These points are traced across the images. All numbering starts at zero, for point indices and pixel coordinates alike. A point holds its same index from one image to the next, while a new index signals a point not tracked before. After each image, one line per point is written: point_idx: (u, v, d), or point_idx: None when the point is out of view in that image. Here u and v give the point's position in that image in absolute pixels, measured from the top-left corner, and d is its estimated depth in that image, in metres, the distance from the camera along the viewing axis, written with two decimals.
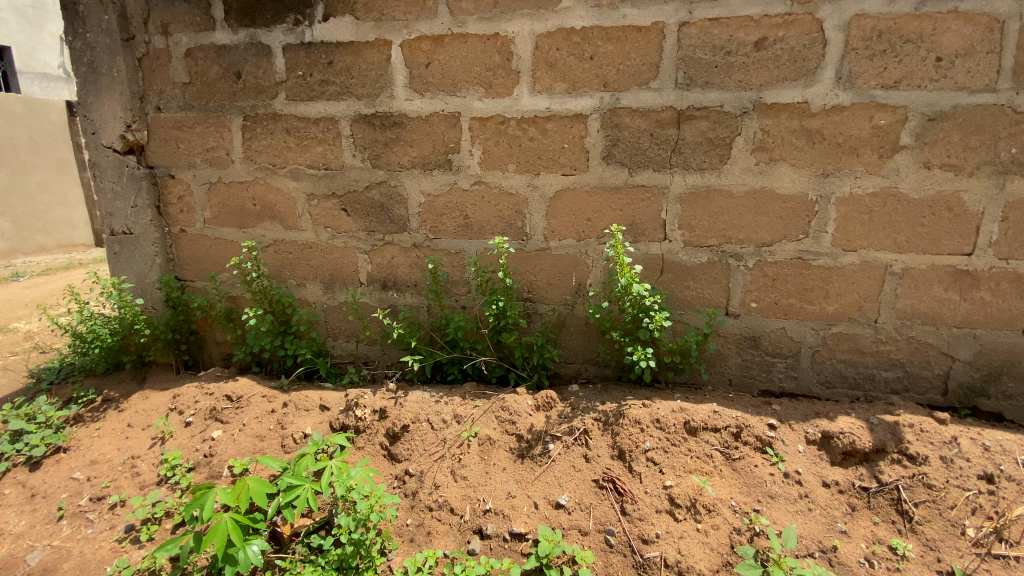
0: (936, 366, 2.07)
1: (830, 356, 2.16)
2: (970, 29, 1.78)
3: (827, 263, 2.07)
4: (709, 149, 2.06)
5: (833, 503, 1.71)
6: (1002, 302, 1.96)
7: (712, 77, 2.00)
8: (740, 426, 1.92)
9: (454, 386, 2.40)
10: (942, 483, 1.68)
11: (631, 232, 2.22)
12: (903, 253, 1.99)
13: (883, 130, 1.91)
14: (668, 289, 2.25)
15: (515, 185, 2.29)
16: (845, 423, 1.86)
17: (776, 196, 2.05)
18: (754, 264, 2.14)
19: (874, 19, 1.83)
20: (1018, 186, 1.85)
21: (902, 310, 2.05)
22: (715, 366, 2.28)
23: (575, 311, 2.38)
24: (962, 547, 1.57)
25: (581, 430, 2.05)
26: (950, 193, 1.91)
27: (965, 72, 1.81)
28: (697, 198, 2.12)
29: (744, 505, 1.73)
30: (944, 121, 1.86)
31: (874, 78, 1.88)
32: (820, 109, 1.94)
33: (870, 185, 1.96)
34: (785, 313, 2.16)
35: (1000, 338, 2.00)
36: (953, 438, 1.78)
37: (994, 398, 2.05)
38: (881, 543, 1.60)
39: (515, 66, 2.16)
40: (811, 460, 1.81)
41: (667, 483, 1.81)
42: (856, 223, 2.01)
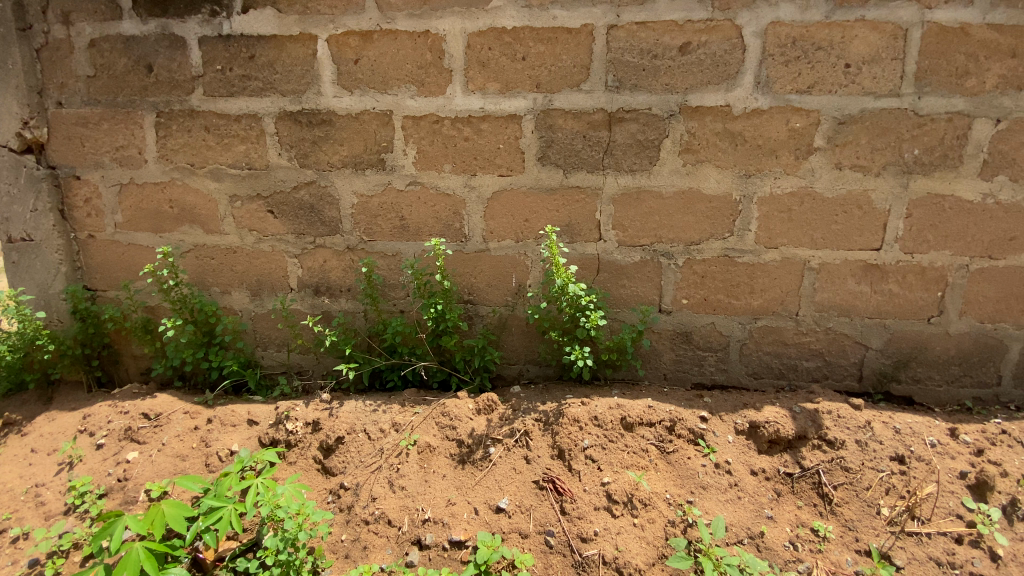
0: (852, 355, 2.20)
1: (757, 348, 2.25)
2: (876, 37, 1.90)
3: (751, 260, 2.16)
4: (640, 151, 2.10)
5: (760, 490, 1.77)
6: (908, 293, 2.11)
7: (640, 80, 2.04)
8: (673, 419, 1.96)
9: (393, 393, 2.32)
10: (858, 465, 1.78)
11: (567, 232, 2.23)
12: (819, 249, 2.11)
13: (799, 132, 2.01)
14: (604, 288, 2.27)
15: (451, 185, 2.24)
16: (770, 412, 1.94)
17: (702, 197, 2.12)
18: (685, 262, 2.20)
19: (788, 26, 1.93)
20: (918, 185, 2.00)
21: (820, 303, 2.17)
22: (651, 362, 2.33)
23: (516, 312, 2.36)
24: (877, 526, 1.66)
25: (522, 431, 2.02)
26: (860, 192, 2.03)
27: (871, 78, 1.94)
28: (629, 199, 2.16)
29: (678, 497, 1.77)
30: (854, 124, 1.98)
31: (790, 83, 1.97)
32: (741, 113, 2.02)
33: (788, 185, 2.06)
34: (714, 308, 2.24)
35: (907, 326, 2.15)
36: (867, 422, 1.88)
37: (904, 382, 2.20)
38: (804, 526, 1.68)
39: (447, 65, 2.11)
40: (740, 449, 1.87)
41: (605, 480, 1.82)
42: (777, 221, 2.10)
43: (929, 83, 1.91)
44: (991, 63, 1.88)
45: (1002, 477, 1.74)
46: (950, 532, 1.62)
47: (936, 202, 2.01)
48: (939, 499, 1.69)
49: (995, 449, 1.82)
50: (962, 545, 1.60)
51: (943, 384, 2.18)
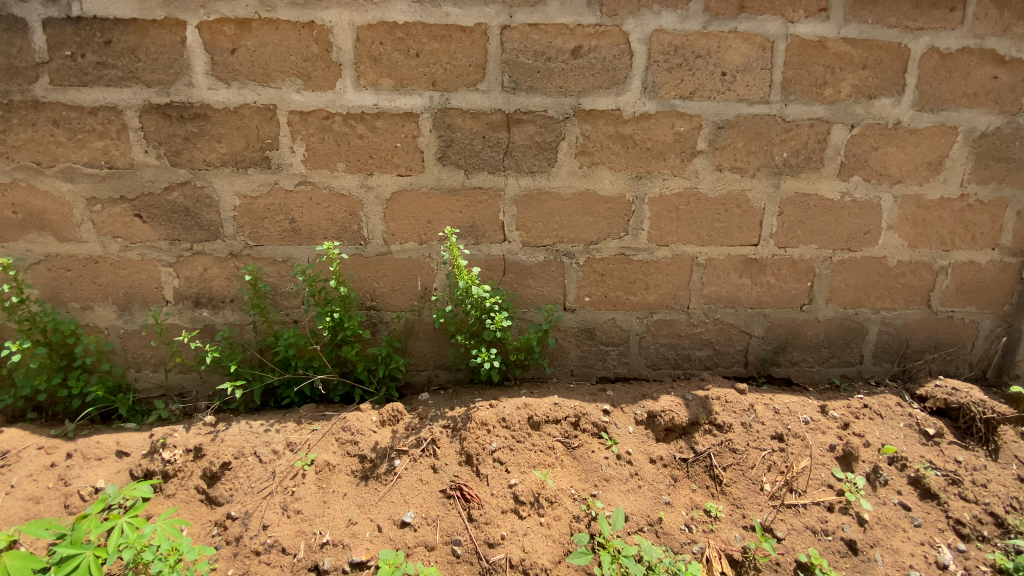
0: (738, 343, 2.37)
1: (654, 341, 2.35)
2: (747, 48, 2.05)
3: (645, 258, 2.25)
4: (538, 153, 2.11)
5: (658, 477, 1.84)
6: (783, 284, 2.30)
7: (536, 82, 2.04)
8: (578, 415, 1.98)
9: (289, 410, 2.16)
10: (744, 446, 1.88)
11: (471, 233, 2.19)
12: (705, 246, 2.24)
13: (684, 136, 2.12)
14: (509, 288, 2.26)
15: (345, 185, 2.10)
16: (667, 401, 2.03)
17: (599, 198, 2.17)
18: (585, 261, 2.25)
19: (670, 34, 2.02)
20: (787, 185, 2.19)
21: (708, 296, 2.30)
22: (558, 360, 2.35)
23: (423, 316, 2.25)
24: (761, 501, 1.76)
25: (428, 440, 1.94)
26: (738, 192, 2.19)
27: (744, 86, 2.09)
28: (531, 200, 2.16)
29: (582, 492, 1.78)
30: (731, 128, 2.12)
31: (673, 89, 2.08)
32: (631, 117, 2.09)
33: (675, 186, 2.17)
34: (614, 304, 2.30)
35: (784, 314, 2.34)
36: (750, 405, 2.01)
37: (783, 365, 2.40)
38: (698, 508, 1.75)
39: (335, 59, 1.99)
40: (640, 439, 1.94)
41: (512, 482, 1.79)
42: (667, 221, 2.21)
43: (794, 92, 2.10)
44: (844, 75, 2.09)
45: (864, 446, 1.90)
46: (823, 501, 1.75)
47: (803, 201, 2.21)
48: (813, 471, 1.82)
49: (858, 422, 2.00)
50: (833, 512, 1.73)
51: (815, 365, 2.40)
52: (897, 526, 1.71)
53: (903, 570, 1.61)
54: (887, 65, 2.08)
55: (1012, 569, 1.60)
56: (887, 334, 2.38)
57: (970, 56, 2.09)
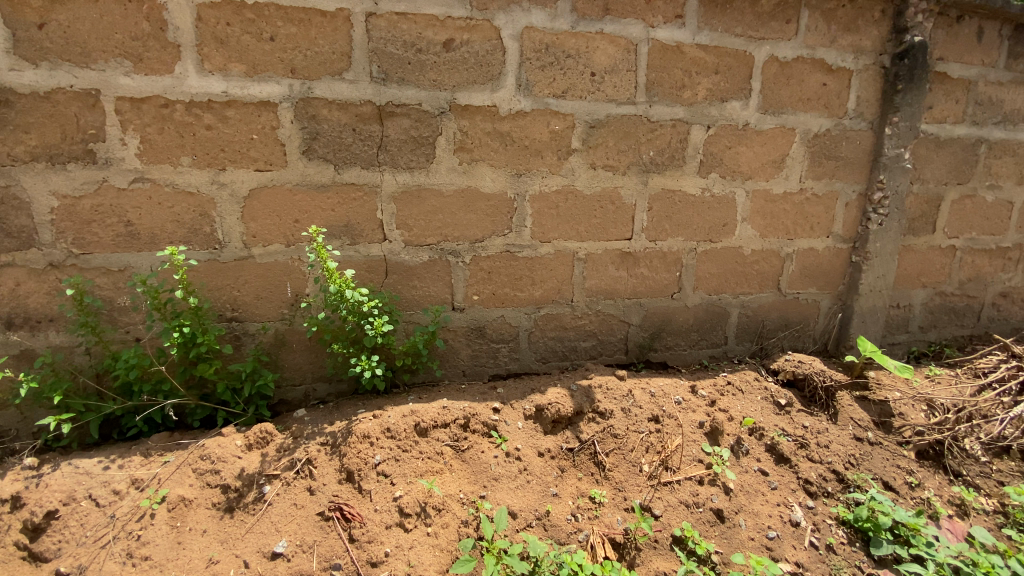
0: (619, 332, 2.47)
1: (542, 335, 2.38)
2: (614, 49, 2.13)
3: (529, 254, 2.26)
4: (415, 148, 2.00)
5: (546, 470, 1.84)
6: (657, 275, 2.44)
7: (407, 73, 1.94)
8: (467, 416, 1.93)
9: (137, 442, 1.88)
10: (624, 430, 1.96)
11: (346, 233, 2.02)
12: (584, 241, 2.31)
13: (559, 134, 2.15)
14: (393, 290, 2.12)
15: (193, 181, 1.87)
16: (553, 394, 2.06)
17: (481, 195, 2.12)
18: (471, 260, 2.18)
19: (541, 32, 2.03)
20: (655, 182, 2.32)
21: (590, 290, 2.37)
22: (448, 362, 2.28)
23: (295, 325, 2.07)
24: (640, 482, 1.83)
25: (304, 460, 1.79)
26: (612, 189, 2.28)
27: (612, 86, 2.17)
28: (410, 197, 2.05)
29: (471, 495, 1.73)
30: (602, 128, 2.20)
31: (547, 87, 2.09)
32: (507, 113, 2.07)
33: (554, 183, 2.20)
34: (502, 302, 2.28)
35: (658, 303, 2.48)
36: (629, 391, 2.11)
37: (660, 350, 2.55)
38: (584, 496, 1.78)
39: (173, 39, 1.75)
40: (528, 434, 1.94)
41: (396, 494, 1.68)
42: (547, 217, 2.23)
43: (657, 93, 2.22)
44: (700, 79, 2.25)
45: (728, 421, 2.05)
46: (694, 476, 1.85)
47: (669, 196, 2.35)
48: (686, 448, 1.93)
49: (723, 398, 2.17)
50: (704, 485, 1.83)
51: (688, 348, 2.58)
52: (757, 491, 1.85)
53: (762, 531, 1.73)
54: (735, 71, 2.28)
55: (852, 520, 1.77)
56: (747, 316, 2.62)
57: (802, 65, 2.35)
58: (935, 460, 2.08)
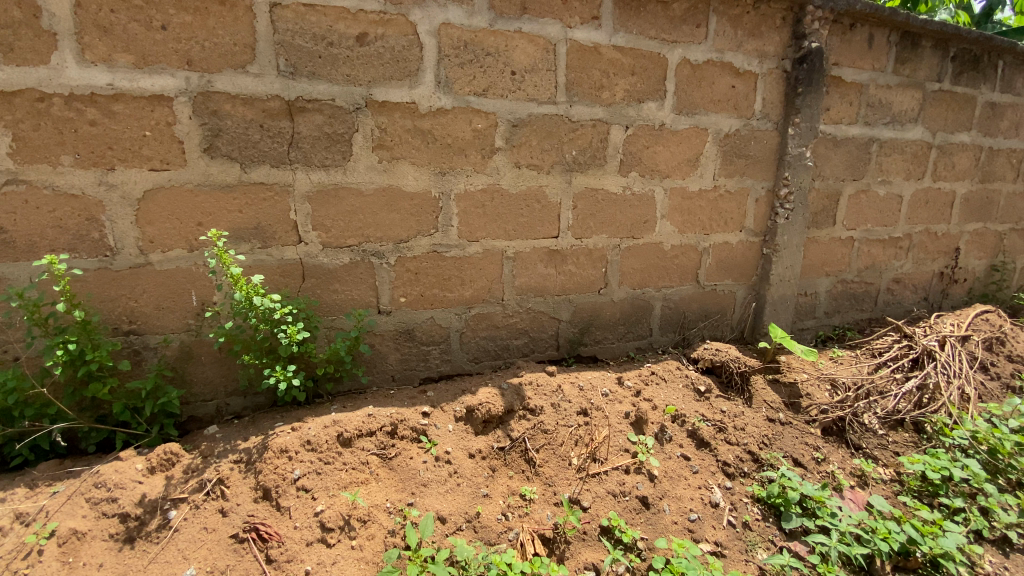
0: (549, 328, 2.49)
1: (474, 335, 2.32)
2: (533, 49, 2.12)
3: (458, 254, 2.20)
4: (330, 145, 1.92)
5: (477, 471, 1.81)
6: (583, 271, 2.48)
7: (318, 68, 1.85)
8: (394, 423, 1.87)
9: (20, 473, 1.69)
10: (554, 426, 1.97)
11: (257, 236, 1.91)
12: (512, 240, 2.29)
13: (482, 133, 2.11)
14: (311, 295, 2.01)
15: (77, 183, 1.70)
16: (484, 394, 2.04)
17: (403, 194, 2.04)
18: (396, 261, 2.10)
19: (458, 29, 1.98)
20: (579, 181, 2.35)
21: (520, 288, 2.36)
22: (375, 367, 2.17)
23: (203, 336, 1.93)
24: (570, 476, 1.84)
25: (215, 480, 1.67)
26: (537, 188, 2.28)
27: (533, 86, 2.16)
28: (326, 197, 1.95)
29: (398, 503, 1.66)
30: (525, 127, 2.18)
31: (467, 84, 2.04)
32: (427, 110, 2.00)
33: (479, 182, 2.16)
34: (431, 303, 2.20)
35: (586, 299, 2.53)
36: (558, 386, 2.13)
37: (589, 344, 2.59)
38: (514, 494, 1.77)
39: (46, 25, 1.58)
40: (459, 436, 1.90)
41: (318, 509, 1.60)
42: (474, 216, 2.19)
43: (577, 93, 2.25)
44: (617, 79, 2.31)
45: (652, 409, 2.13)
46: (620, 465, 1.90)
47: (592, 195, 2.40)
48: (613, 438, 1.98)
49: (648, 387, 2.25)
50: (630, 474, 1.88)
51: (616, 341, 2.65)
52: (680, 475, 1.92)
53: (684, 514, 1.79)
54: (650, 72, 2.36)
55: (765, 497, 1.88)
56: (669, 309, 2.73)
57: (711, 68, 2.47)
58: (838, 435, 2.25)
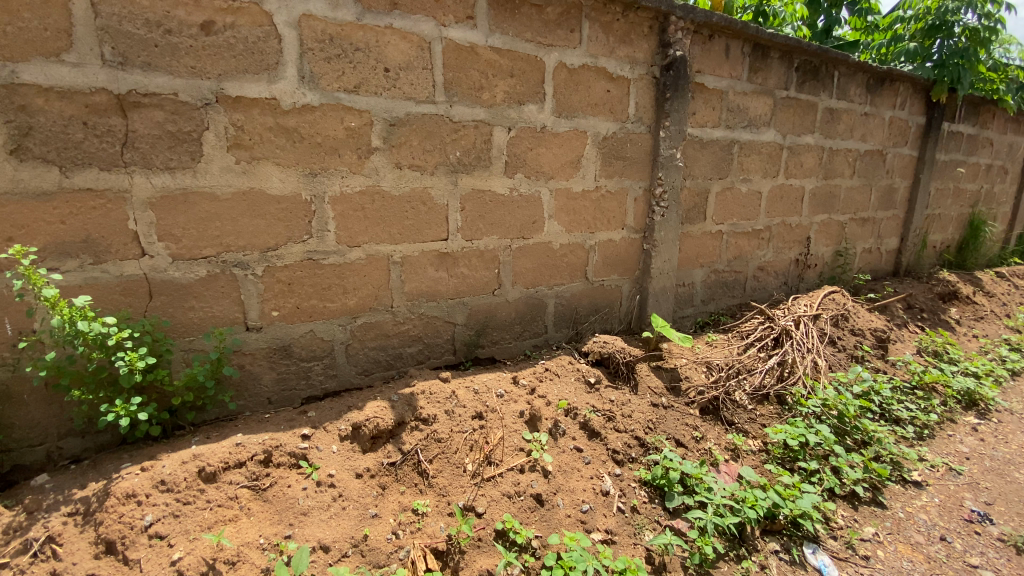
0: (445, 333, 2.40)
1: (361, 346, 2.18)
2: (407, 45, 2.03)
3: (337, 261, 2.05)
4: (174, 145, 1.71)
5: (365, 491, 1.70)
6: (476, 274, 2.43)
7: (154, 58, 1.64)
8: (268, 450, 1.71)
9: None
10: (447, 433, 1.91)
11: (87, 251, 1.65)
12: (398, 244, 2.17)
13: (356, 132, 1.99)
14: (161, 314, 1.79)
15: None
16: (371, 409, 1.92)
17: (267, 197, 1.87)
18: (264, 271, 1.92)
19: (322, 22, 1.85)
20: (465, 182, 2.28)
21: (410, 293, 2.25)
22: (247, 391, 1.98)
23: (22, 371, 1.63)
24: (464, 483, 1.79)
25: (42, 539, 1.42)
26: (422, 189, 2.17)
27: (409, 84, 2.06)
28: (174, 203, 1.74)
29: (273, 537, 1.51)
30: (403, 126, 2.08)
31: (335, 80, 1.91)
32: (291, 107, 1.85)
33: (356, 184, 2.03)
34: (309, 315, 2.04)
35: (480, 301, 2.48)
36: (452, 392, 2.06)
37: (486, 346, 2.56)
38: (406, 510, 1.67)
39: None
40: (344, 456, 1.78)
41: (174, 557, 1.40)
42: (354, 220, 2.05)
43: (456, 93, 2.18)
44: (496, 81, 2.29)
45: (545, 406, 2.15)
46: (515, 465, 1.89)
47: (480, 196, 2.35)
48: (507, 439, 1.96)
49: (541, 384, 2.28)
50: (524, 473, 1.87)
51: (512, 341, 2.64)
52: (573, 468, 1.95)
53: (577, 506, 1.82)
54: (529, 75, 2.38)
55: (651, 479, 1.96)
56: (562, 306, 2.79)
57: (586, 72, 2.56)
58: (714, 413, 2.42)
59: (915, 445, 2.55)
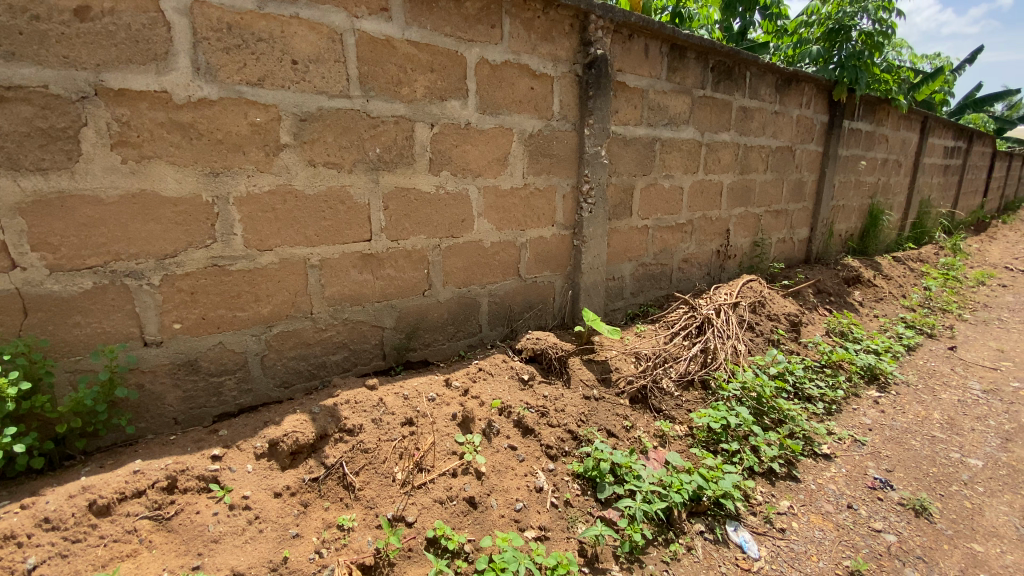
0: (372, 338, 2.31)
1: (279, 357, 2.06)
2: (316, 37, 1.93)
3: (246, 266, 1.92)
4: (47, 143, 1.53)
5: (284, 511, 1.60)
6: (403, 275, 2.35)
7: (18, 46, 1.46)
8: (173, 475, 1.58)
9: None
10: (374, 443, 1.83)
11: None
12: (316, 246, 2.06)
13: (262, 128, 1.87)
14: (39, 333, 1.60)
15: None
16: (290, 423, 1.81)
17: (161, 200, 1.72)
18: (162, 280, 1.76)
19: (218, 9, 1.71)
20: (387, 180, 2.21)
21: (331, 298, 2.15)
22: (147, 411, 1.81)
23: None
24: (393, 493, 1.73)
25: None
26: (339, 188, 2.08)
27: (320, 77, 1.96)
28: (49, 208, 1.56)
29: (179, 569, 1.39)
30: (315, 122, 1.97)
31: (236, 73, 1.79)
32: (185, 101, 1.71)
33: (264, 183, 1.90)
34: (217, 326, 1.90)
35: (409, 302, 2.41)
36: (380, 399, 1.99)
37: (417, 349, 2.49)
38: (330, 526, 1.59)
39: None
40: (260, 476, 1.67)
41: None
42: (264, 222, 1.93)
43: (373, 88, 2.10)
44: (416, 75, 2.22)
45: (478, 406, 2.12)
46: (447, 470, 1.84)
47: (404, 194, 2.27)
48: (439, 444, 1.92)
49: (475, 385, 2.25)
50: (456, 477, 1.83)
51: (446, 342, 2.59)
52: (508, 467, 1.94)
53: (511, 505, 1.81)
54: (450, 70, 2.33)
55: (583, 471, 1.99)
56: (495, 304, 2.77)
57: (509, 68, 2.54)
58: (643, 402, 2.49)
59: (824, 420, 2.74)
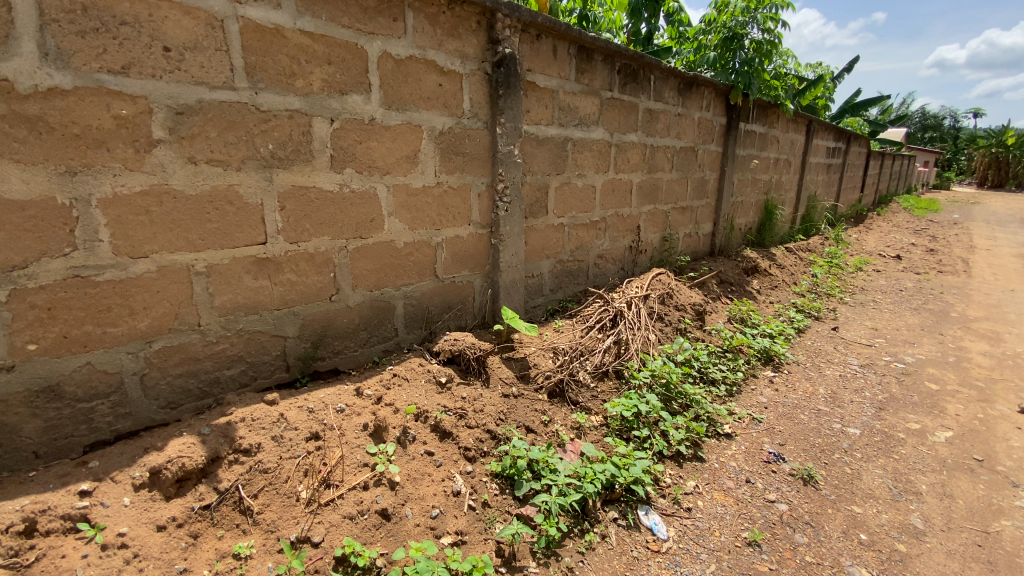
0: (273, 348, 2.16)
1: (162, 375, 1.87)
2: (191, 22, 1.76)
3: (116, 276, 1.72)
4: None
5: (169, 545, 1.45)
6: (306, 279, 2.22)
7: None
8: (29, 519, 1.38)
9: None
10: (275, 462, 1.71)
11: None
12: (201, 251, 1.89)
13: (129, 121, 1.68)
14: None
15: None
16: (175, 447, 1.65)
17: (4, 204, 1.49)
18: (9, 296, 1.54)
19: None
20: (282, 179, 2.07)
21: (222, 308, 1.98)
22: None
23: None
24: (297, 513, 1.63)
25: None
26: (225, 187, 1.91)
27: (199, 67, 1.80)
28: None
29: None
30: (195, 115, 1.81)
31: (94, 59, 1.59)
32: (31, 91, 1.50)
33: (136, 183, 1.71)
34: (83, 345, 1.69)
35: (315, 308, 2.28)
36: (282, 414, 1.86)
37: (325, 357, 2.37)
38: (224, 557, 1.47)
39: None
40: (140, 509, 1.50)
41: None
42: (137, 226, 1.74)
43: (262, 80, 1.96)
44: (311, 68, 2.10)
45: (392, 413, 2.05)
46: (358, 483, 1.76)
47: (302, 193, 2.14)
48: (350, 456, 1.83)
49: (389, 392, 2.17)
50: (368, 489, 1.76)
51: (358, 348, 2.49)
52: (423, 474, 1.89)
53: (426, 513, 1.76)
54: (350, 64, 2.23)
55: (501, 470, 1.98)
56: (411, 306, 2.69)
57: (413, 63, 2.48)
58: (561, 396, 2.54)
59: (726, 401, 2.94)
